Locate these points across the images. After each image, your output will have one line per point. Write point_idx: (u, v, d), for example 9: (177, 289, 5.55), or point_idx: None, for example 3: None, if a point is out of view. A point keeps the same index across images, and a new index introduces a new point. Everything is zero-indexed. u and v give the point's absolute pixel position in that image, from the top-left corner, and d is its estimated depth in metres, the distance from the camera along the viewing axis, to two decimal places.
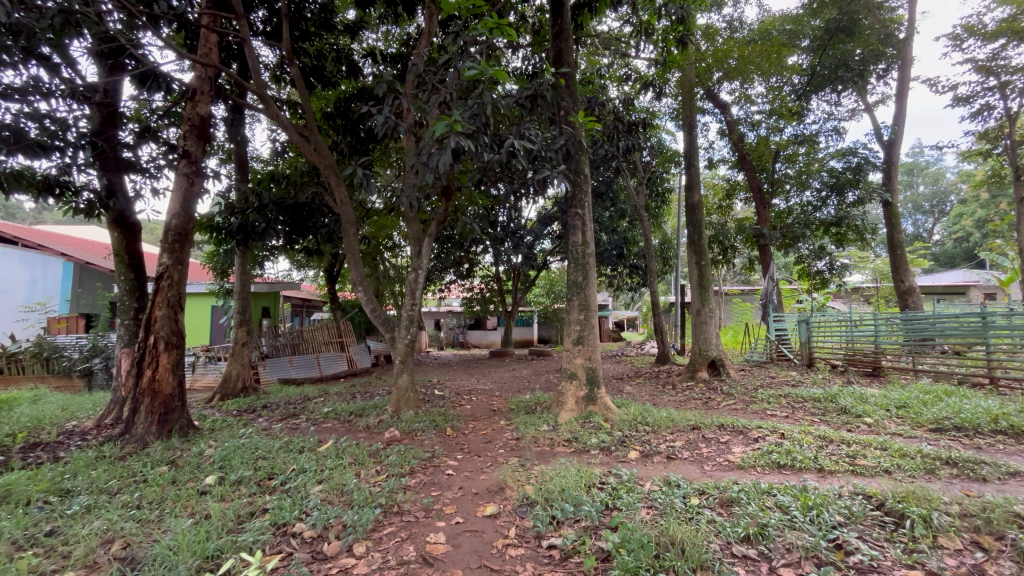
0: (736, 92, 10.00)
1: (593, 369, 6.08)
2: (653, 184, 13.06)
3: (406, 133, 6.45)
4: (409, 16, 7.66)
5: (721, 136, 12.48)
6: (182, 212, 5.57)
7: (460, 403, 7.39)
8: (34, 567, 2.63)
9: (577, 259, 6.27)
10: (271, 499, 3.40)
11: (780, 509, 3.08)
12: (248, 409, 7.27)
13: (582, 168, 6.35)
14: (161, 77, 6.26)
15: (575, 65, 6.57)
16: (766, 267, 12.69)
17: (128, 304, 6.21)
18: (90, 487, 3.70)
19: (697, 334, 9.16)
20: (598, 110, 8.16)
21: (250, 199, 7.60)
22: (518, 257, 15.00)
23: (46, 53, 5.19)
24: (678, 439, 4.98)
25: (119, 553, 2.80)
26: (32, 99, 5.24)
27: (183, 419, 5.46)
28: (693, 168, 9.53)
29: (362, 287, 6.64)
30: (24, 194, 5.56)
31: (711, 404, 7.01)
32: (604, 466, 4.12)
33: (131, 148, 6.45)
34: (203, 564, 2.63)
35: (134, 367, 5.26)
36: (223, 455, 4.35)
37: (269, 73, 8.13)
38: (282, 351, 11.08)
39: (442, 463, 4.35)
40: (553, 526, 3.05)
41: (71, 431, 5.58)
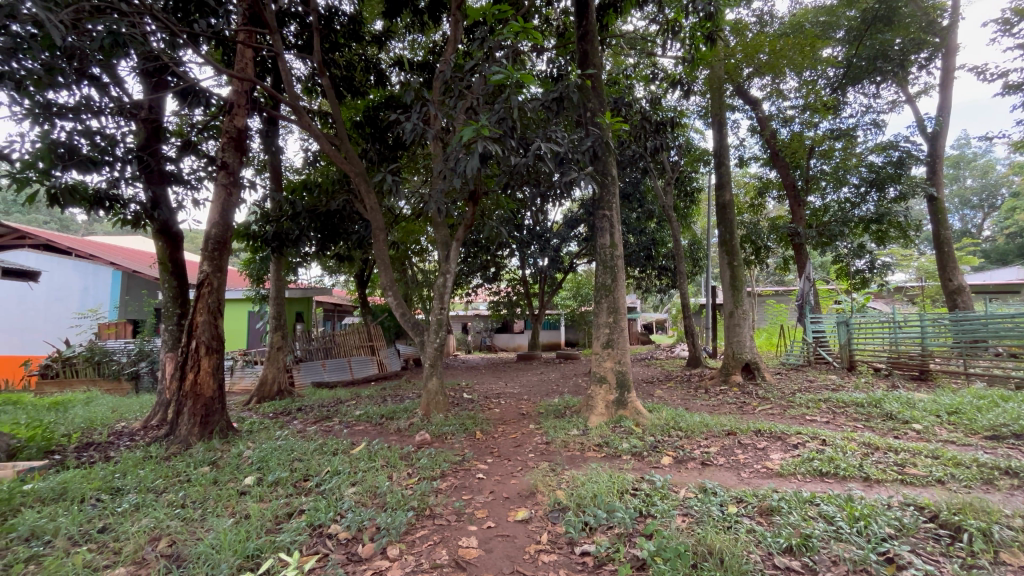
0: (767, 88, 9.71)
1: (623, 373, 5.99)
2: (682, 184, 12.79)
3: (433, 140, 6.52)
4: (435, 24, 7.78)
5: (752, 133, 12.15)
6: (221, 221, 5.78)
7: (489, 406, 7.40)
8: (88, 562, 2.77)
9: (605, 261, 6.20)
10: (307, 500, 3.48)
11: (825, 520, 2.95)
12: (284, 412, 7.47)
13: (609, 169, 6.28)
14: (201, 93, 6.53)
15: (601, 65, 6.53)
16: (802, 268, 12.24)
17: (172, 310, 6.48)
18: (138, 486, 3.87)
19: (729, 336, 8.93)
20: (625, 110, 8.10)
21: (284, 208, 7.84)
22: (544, 260, 15.04)
23: (97, 73, 5.48)
24: (713, 444, 4.84)
25: (165, 550, 2.91)
26: (84, 117, 5.55)
27: (223, 420, 5.66)
28: (724, 167, 9.30)
29: (392, 291, 6.74)
30: (78, 207, 5.89)
31: (746, 409, 6.80)
32: (636, 472, 4.05)
33: (174, 161, 6.74)
34: (243, 563, 2.70)
35: (177, 371, 5.47)
36: (261, 456, 4.49)
37: (302, 85, 8.39)
38: (315, 354, 11.43)
39: (473, 467, 4.36)
40: (586, 533, 3.00)
41: (120, 432, 5.86)
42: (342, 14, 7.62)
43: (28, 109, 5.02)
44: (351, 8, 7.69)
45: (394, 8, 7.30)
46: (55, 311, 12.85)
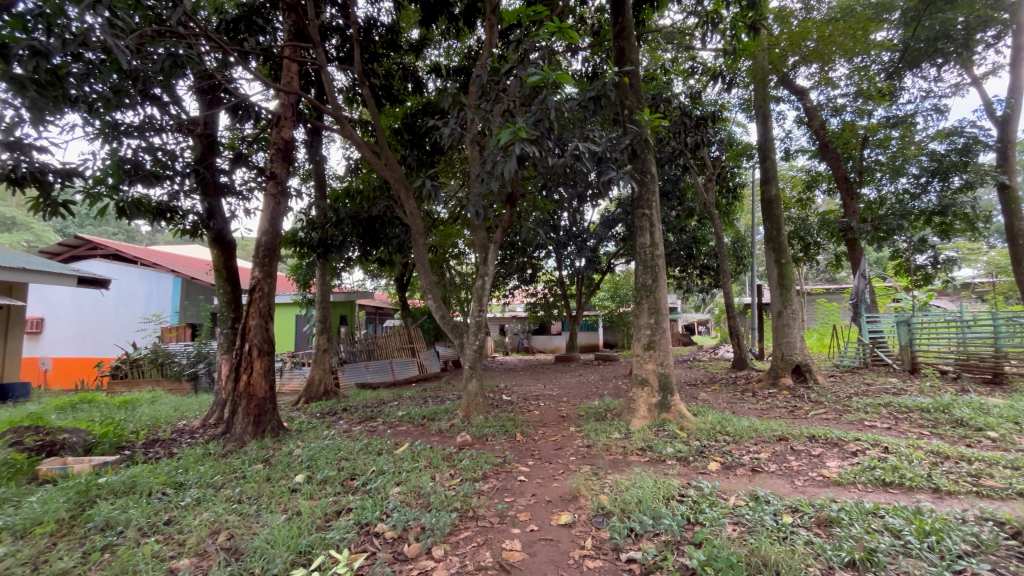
0: (815, 77, 9.23)
1: (666, 375, 5.84)
2: (724, 179, 12.35)
3: (470, 144, 6.59)
4: (470, 29, 7.89)
5: (799, 124, 11.59)
6: (270, 229, 6.04)
7: (528, 409, 7.39)
8: (156, 553, 2.94)
9: (645, 261, 6.07)
10: (355, 499, 3.57)
11: (891, 534, 2.77)
12: (330, 412, 7.74)
13: (649, 167, 6.16)
14: (251, 108, 6.85)
15: (638, 62, 6.41)
16: (857, 264, 11.55)
17: (227, 314, 6.80)
18: (199, 481, 4.09)
19: (778, 337, 8.55)
20: (664, 106, 7.91)
21: (328, 215, 8.14)
22: (581, 261, 14.87)
23: (158, 93, 5.86)
24: (763, 450, 4.64)
25: (224, 544, 3.06)
26: (147, 135, 5.94)
27: (274, 419, 5.89)
28: (769, 161, 8.92)
29: (432, 294, 6.83)
30: (142, 219, 6.31)
31: (798, 413, 6.49)
32: (682, 478, 3.92)
33: (227, 173, 7.11)
34: (296, 559, 2.80)
35: (232, 372, 5.76)
36: (310, 455, 4.64)
37: (344, 95, 8.68)
38: (359, 356, 11.78)
39: (514, 469, 4.36)
40: (632, 540, 2.93)
41: (181, 430, 6.22)
42: (380, 25, 7.82)
43: (99, 129, 5.43)
44: (389, 19, 7.88)
45: (430, 16, 7.43)
46: (124, 316, 13.73)
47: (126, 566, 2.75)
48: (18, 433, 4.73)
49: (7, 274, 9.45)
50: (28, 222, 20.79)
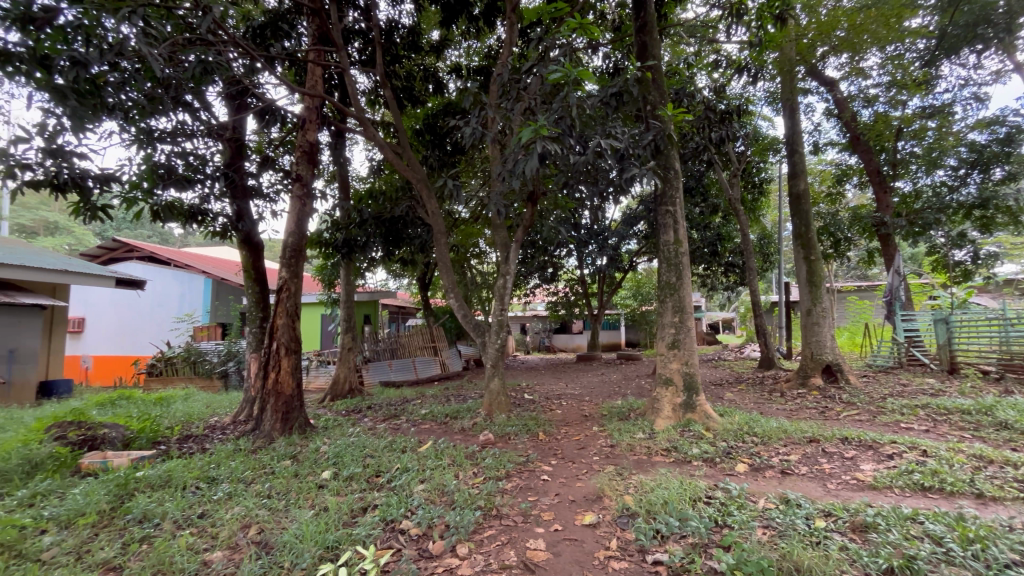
0: (846, 67, 8.91)
1: (691, 375, 5.73)
2: (749, 175, 12.05)
3: (491, 143, 6.60)
4: (490, 29, 7.89)
5: (829, 117, 11.21)
6: (297, 230, 6.17)
7: (550, 408, 7.35)
8: (191, 545, 3.04)
9: (669, 258, 5.97)
10: (380, 495, 3.62)
11: (932, 540, 2.66)
12: (355, 409, 7.87)
13: (672, 162, 6.06)
14: (277, 112, 7.00)
15: (661, 57, 6.31)
16: (891, 260, 11.14)
17: (255, 314, 6.97)
18: (230, 476, 4.21)
19: (807, 336, 8.31)
20: (688, 101, 7.77)
21: (352, 216, 8.27)
22: (603, 259, 14.72)
23: (189, 100, 6.05)
24: (794, 452, 4.51)
25: (255, 537, 3.13)
26: (179, 140, 6.14)
27: (301, 417, 6.02)
28: (797, 155, 8.67)
29: (454, 293, 6.86)
30: (175, 221, 6.51)
31: (829, 415, 6.29)
32: (709, 479, 3.85)
33: (255, 176, 7.30)
34: (324, 553, 2.85)
35: (261, 370, 5.90)
36: (337, 452, 4.73)
37: (366, 98, 8.80)
38: (382, 355, 11.93)
39: (537, 468, 4.35)
40: (658, 541, 2.89)
41: (213, 426, 6.41)
42: (401, 27, 7.89)
43: (134, 135, 5.65)
44: (410, 20, 7.94)
45: (450, 16, 7.46)
46: (158, 316, 14.21)
47: (163, 557, 2.85)
48: (62, 427, 4.96)
49: (49, 276, 9.87)
50: (70, 226, 21.84)
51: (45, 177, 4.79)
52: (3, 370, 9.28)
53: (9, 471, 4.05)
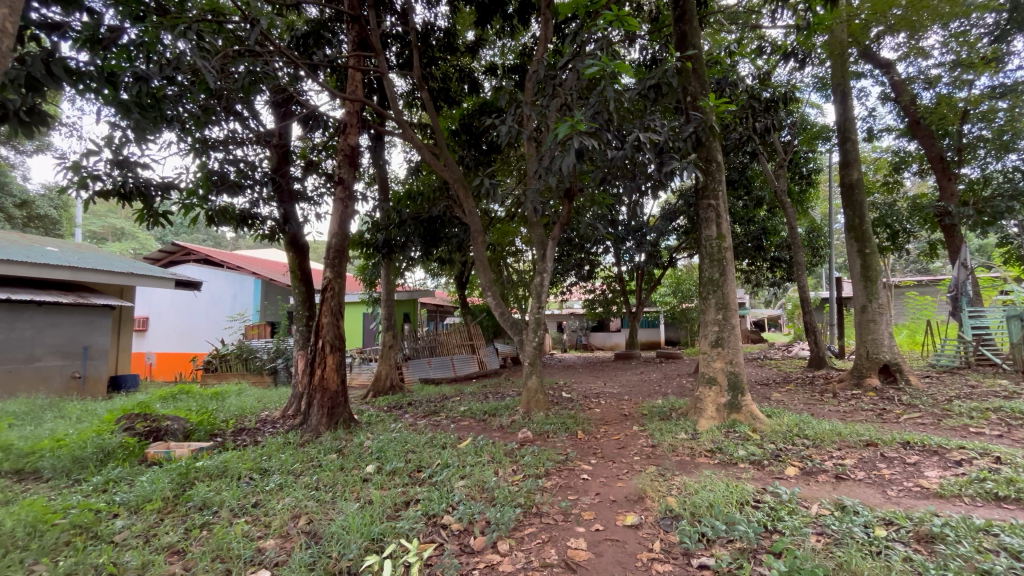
0: (904, 47, 8.34)
1: (736, 374, 5.54)
2: (796, 165, 11.50)
3: (528, 140, 6.58)
4: (524, 26, 7.87)
5: (885, 101, 10.53)
6: (340, 231, 6.38)
7: (588, 406, 7.27)
8: (246, 533, 3.19)
9: (712, 253, 5.79)
10: (422, 490, 3.69)
11: (1009, 554, 2.46)
12: (396, 406, 8.06)
13: (715, 155, 5.87)
14: (320, 117, 7.25)
15: (701, 45, 6.11)
16: (956, 253, 10.34)
17: (302, 313, 7.23)
18: (280, 468, 4.39)
19: (862, 334, 7.86)
20: (730, 91, 7.45)
21: (391, 217, 8.47)
22: (641, 255, 14.38)
23: (239, 109, 6.36)
24: (849, 456, 4.28)
25: (305, 527, 3.26)
26: (230, 148, 6.46)
27: (346, 412, 6.21)
28: (850, 142, 8.19)
29: (491, 291, 6.88)
30: (227, 225, 6.86)
31: (887, 417, 5.92)
32: (756, 482, 3.70)
33: (300, 181, 7.60)
34: (369, 545, 2.93)
35: (308, 367, 6.13)
36: (380, 447, 4.85)
37: (404, 100, 8.97)
38: (422, 352, 12.16)
39: (577, 467, 4.32)
40: (704, 545, 2.81)
41: (264, 420, 6.72)
42: (437, 29, 8.00)
43: (191, 145, 5.99)
44: (445, 22, 8.04)
45: (485, 15, 7.49)
46: (213, 315, 15.02)
47: (221, 543, 3.01)
48: (131, 419, 5.33)
49: (116, 279, 10.60)
50: (135, 231, 23.61)
51: (112, 186, 5.18)
52: (78, 365, 10.04)
53: (86, 459, 4.39)
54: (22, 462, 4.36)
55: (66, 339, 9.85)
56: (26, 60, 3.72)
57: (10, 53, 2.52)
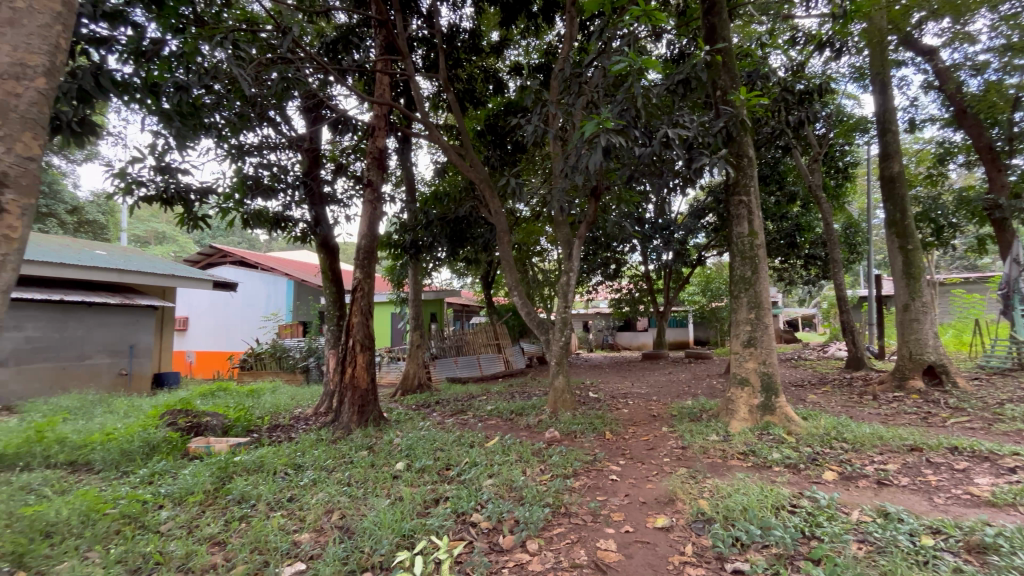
0: (948, 32, 7.93)
1: (770, 375, 5.39)
2: (832, 159, 11.09)
3: (554, 139, 6.56)
4: (549, 25, 7.84)
5: (928, 89, 10.03)
6: (369, 233, 6.50)
7: (616, 407, 7.19)
8: (282, 526, 3.29)
9: (743, 251, 5.65)
10: (451, 488, 3.73)
11: None
12: (424, 404, 8.17)
13: (746, 150, 5.72)
14: (349, 121, 7.40)
15: (731, 38, 5.96)
16: (1008, 249, 9.79)
17: (332, 313, 7.38)
18: (313, 464, 4.51)
19: (905, 334, 7.51)
20: (762, 84, 7.24)
21: (419, 218, 8.58)
22: (668, 254, 14.13)
23: (273, 115, 6.55)
24: (891, 461, 4.10)
25: (338, 522, 3.34)
26: (264, 153, 6.67)
27: (376, 410, 6.32)
28: (890, 134, 7.84)
29: (517, 291, 6.87)
30: (261, 227, 7.08)
31: (933, 421, 5.65)
32: (793, 487, 3.59)
33: (330, 183, 7.79)
34: (401, 541, 2.98)
35: (340, 365, 6.27)
36: (409, 444, 4.93)
37: (430, 102, 9.07)
38: (448, 351, 12.28)
39: (605, 467, 4.28)
40: (738, 550, 2.75)
41: (298, 417, 6.91)
42: (462, 31, 8.06)
43: (228, 151, 6.22)
44: (470, 24, 8.09)
45: (510, 15, 7.50)
46: (248, 315, 15.52)
47: (259, 536, 3.11)
48: (174, 415, 5.58)
49: (158, 280, 11.07)
50: (175, 235, 24.68)
51: (156, 192, 5.41)
52: (125, 363, 10.56)
53: (133, 452, 4.62)
54: (76, 454, 4.61)
55: (113, 338, 10.36)
56: (77, 73, 3.95)
57: (65, 66, 2.68)
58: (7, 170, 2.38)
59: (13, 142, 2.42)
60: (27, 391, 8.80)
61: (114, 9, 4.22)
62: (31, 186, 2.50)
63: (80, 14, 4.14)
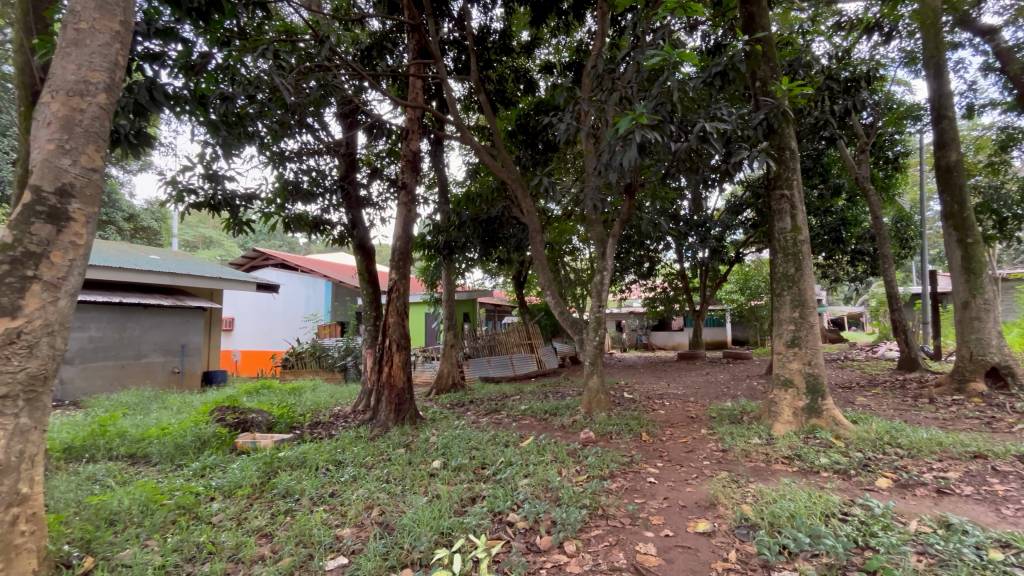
0: (1012, 9, 7.36)
1: (816, 376, 5.16)
2: (880, 149, 10.52)
3: (586, 137, 6.50)
4: (579, 22, 7.76)
5: (988, 72, 9.37)
6: (404, 234, 6.62)
7: (652, 408, 7.05)
8: (325, 520, 3.39)
9: (786, 248, 5.42)
10: (487, 487, 3.75)
11: None
12: (459, 403, 8.26)
13: (788, 142, 5.49)
14: (383, 126, 7.55)
15: (770, 27, 5.75)
16: None
17: (369, 313, 7.54)
18: (353, 460, 4.63)
19: (966, 333, 7.03)
20: (804, 73, 6.93)
21: (451, 219, 8.68)
22: (705, 251, 13.75)
23: (311, 121, 6.76)
24: (953, 469, 3.85)
25: (378, 518, 3.41)
26: (303, 159, 6.89)
27: (412, 409, 6.42)
28: (945, 121, 7.35)
29: (551, 291, 6.82)
30: (301, 231, 7.32)
31: (999, 427, 5.26)
32: (843, 493, 3.43)
33: (365, 187, 7.98)
34: (439, 538, 3.02)
35: (377, 364, 6.41)
36: (445, 443, 4.98)
37: (462, 103, 9.14)
38: (481, 351, 12.35)
39: (642, 469, 4.20)
40: (786, 558, 2.64)
41: (337, 415, 7.10)
42: (493, 32, 8.09)
43: (269, 157, 6.47)
44: (501, 25, 8.13)
45: (540, 14, 7.46)
46: (289, 315, 16.08)
47: (304, 530, 3.21)
48: (223, 411, 5.85)
49: (205, 282, 11.59)
50: (222, 239, 25.96)
51: (204, 199, 5.69)
52: (177, 361, 11.16)
53: (186, 446, 4.87)
54: (135, 447, 4.90)
55: (166, 337, 10.96)
56: (134, 88, 4.20)
57: (123, 82, 2.84)
58: (74, 181, 2.56)
59: (78, 154, 2.59)
60: (91, 388, 9.43)
61: (166, 26, 4.46)
62: (95, 195, 2.68)
63: (135, 33, 4.40)
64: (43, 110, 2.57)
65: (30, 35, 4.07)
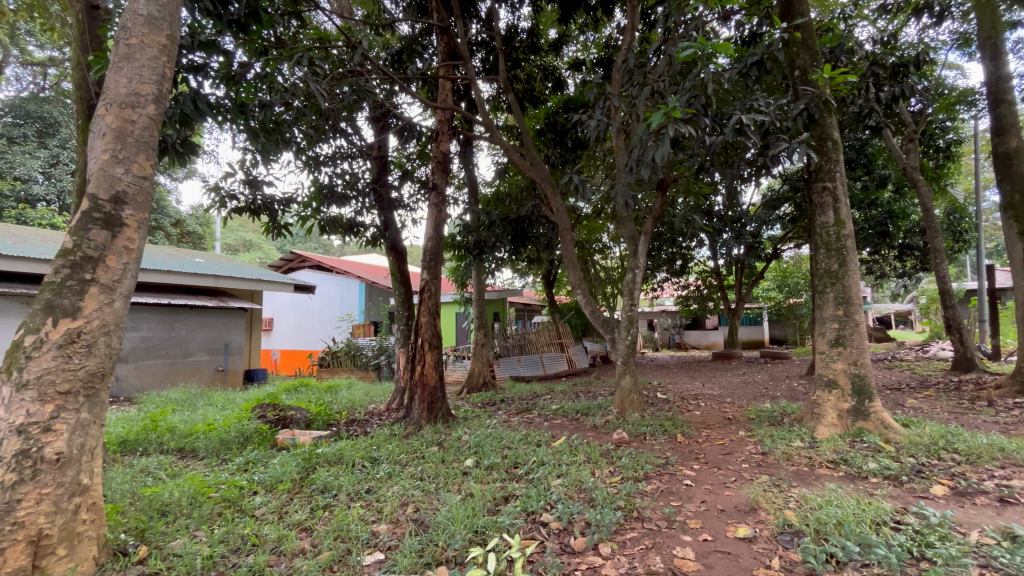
0: None
1: (862, 377, 4.92)
2: (930, 138, 9.95)
3: (616, 133, 6.40)
4: (608, 17, 7.65)
5: None
6: (435, 235, 6.69)
7: (687, 408, 6.89)
8: (362, 516, 3.47)
9: (828, 243, 5.19)
10: (519, 487, 3.74)
11: None
12: (490, 402, 8.28)
13: (830, 132, 5.26)
14: (414, 128, 7.65)
15: (808, 12, 5.59)
16: None
17: (402, 312, 7.65)
18: (388, 458, 4.71)
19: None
20: (847, 59, 6.61)
21: (481, 219, 8.71)
22: (740, 248, 13.33)
23: (344, 126, 6.91)
24: (1017, 477, 3.60)
25: (413, 515, 3.45)
26: (337, 163, 7.06)
27: (445, 407, 6.49)
28: (1004, 105, 6.87)
29: (581, 290, 6.74)
30: (336, 233, 7.49)
31: None
32: (895, 500, 3.25)
33: (397, 189, 8.11)
34: (473, 537, 3.03)
35: (410, 362, 6.51)
36: (477, 442, 5.01)
37: (490, 103, 9.17)
38: (512, 351, 12.35)
39: (679, 471, 4.11)
40: (833, 567, 2.53)
41: (372, 413, 7.24)
42: (520, 31, 8.09)
43: (305, 162, 6.66)
44: (528, 24, 8.12)
45: (568, 11, 7.41)
46: (325, 316, 16.52)
47: (342, 525, 3.29)
48: (264, 408, 6.05)
49: (246, 284, 12.05)
50: (261, 242, 26.91)
51: (244, 204, 5.90)
52: (221, 360, 11.66)
53: (230, 441, 5.07)
54: (183, 442, 5.13)
55: (210, 337, 11.46)
56: (180, 99, 4.40)
57: (170, 94, 2.97)
58: (126, 189, 2.70)
59: (130, 163, 2.73)
60: (144, 384, 9.97)
61: (209, 38, 4.66)
62: (146, 202, 2.82)
63: (180, 46, 4.59)
64: (98, 123, 2.71)
65: (86, 53, 4.31)
